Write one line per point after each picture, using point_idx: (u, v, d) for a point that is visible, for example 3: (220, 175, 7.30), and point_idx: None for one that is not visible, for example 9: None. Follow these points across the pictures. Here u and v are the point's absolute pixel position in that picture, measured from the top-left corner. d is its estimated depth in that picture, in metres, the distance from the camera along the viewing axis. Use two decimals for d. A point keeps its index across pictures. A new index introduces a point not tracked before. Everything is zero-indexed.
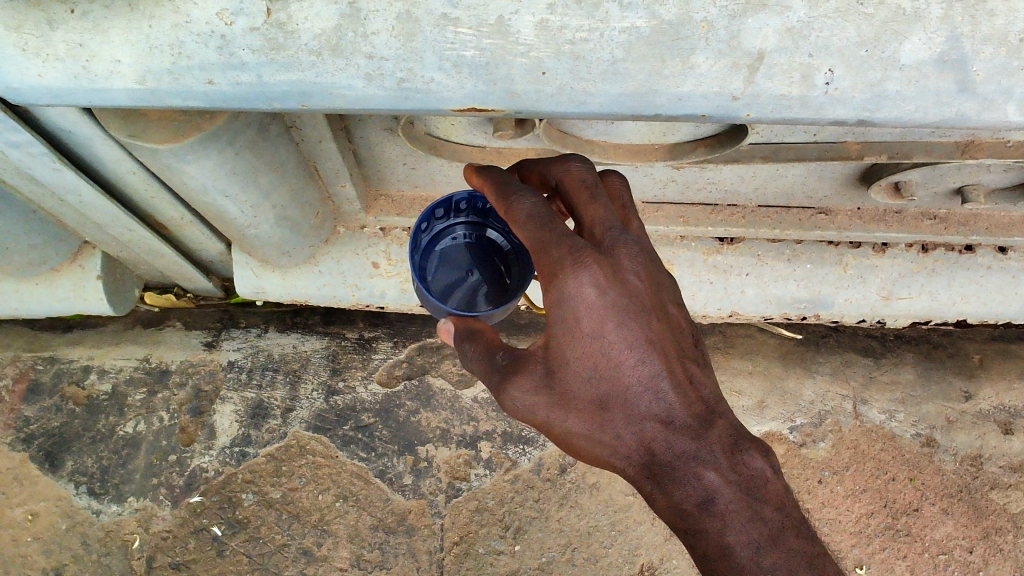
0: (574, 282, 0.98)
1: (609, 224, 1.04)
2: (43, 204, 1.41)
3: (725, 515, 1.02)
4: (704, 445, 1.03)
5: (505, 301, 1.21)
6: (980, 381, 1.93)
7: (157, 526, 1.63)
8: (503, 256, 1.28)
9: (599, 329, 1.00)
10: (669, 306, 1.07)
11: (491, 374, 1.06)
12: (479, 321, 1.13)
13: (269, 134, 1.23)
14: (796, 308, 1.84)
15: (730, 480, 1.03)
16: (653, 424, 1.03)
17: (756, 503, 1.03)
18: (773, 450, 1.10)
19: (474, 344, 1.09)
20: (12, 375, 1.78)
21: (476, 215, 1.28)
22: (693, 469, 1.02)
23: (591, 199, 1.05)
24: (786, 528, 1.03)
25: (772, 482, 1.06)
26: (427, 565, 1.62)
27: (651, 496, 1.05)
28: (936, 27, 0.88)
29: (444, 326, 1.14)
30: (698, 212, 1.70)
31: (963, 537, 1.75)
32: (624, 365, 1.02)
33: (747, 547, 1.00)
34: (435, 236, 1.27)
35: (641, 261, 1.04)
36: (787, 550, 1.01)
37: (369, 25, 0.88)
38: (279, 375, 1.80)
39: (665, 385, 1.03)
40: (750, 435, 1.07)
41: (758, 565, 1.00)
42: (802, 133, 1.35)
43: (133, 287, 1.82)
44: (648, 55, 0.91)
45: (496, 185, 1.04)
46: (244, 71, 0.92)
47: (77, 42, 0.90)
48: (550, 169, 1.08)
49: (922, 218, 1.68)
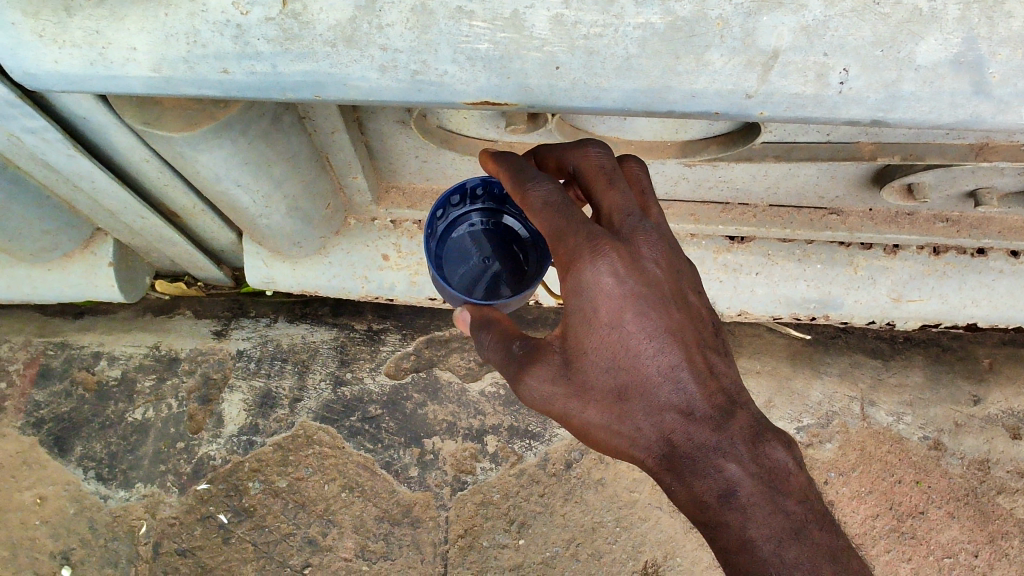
0: (591, 270, 0.98)
1: (628, 211, 1.03)
2: (58, 190, 1.42)
3: (747, 508, 1.03)
4: (725, 437, 1.04)
5: (523, 289, 1.21)
6: (988, 386, 1.92)
7: (164, 512, 1.64)
8: (522, 243, 1.28)
9: (618, 319, 1.00)
10: (688, 294, 1.07)
11: (508, 364, 1.07)
12: (495, 310, 1.13)
13: (282, 124, 1.23)
14: (806, 308, 1.83)
15: (752, 473, 1.04)
16: (674, 415, 1.03)
17: (779, 496, 1.04)
18: (795, 441, 1.11)
19: (490, 332, 1.09)
20: (23, 359, 1.80)
21: (493, 201, 1.28)
22: (714, 461, 1.03)
23: (608, 185, 1.04)
24: (808, 521, 1.05)
25: (795, 473, 1.07)
26: (430, 558, 1.63)
27: (671, 488, 1.06)
28: (952, 28, 0.88)
29: (461, 314, 1.16)
30: (709, 209, 1.70)
31: (969, 541, 1.74)
32: (644, 355, 1.02)
33: (770, 541, 1.02)
34: (452, 223, 1.28)
35: (659, 249, 1.03)
36: (811, 543, 1.02)
37: (384, 17, 0.89)
38: (288, 365, 1.81)
39: (685, 376, 1.03)
40: (771, 426, 1.08)
41: (780, 559, 1.01)
42: (815, 133, 1.35)
43: (144, 274, 1.83)
44: (662, 51, 0.91)
45: (511, 172, 1.04)
46: (258, 60, 0.92)
47: (93, 28, 0.90)
48: (566, 154, 1.07)
49: (934, 220, 1.67)
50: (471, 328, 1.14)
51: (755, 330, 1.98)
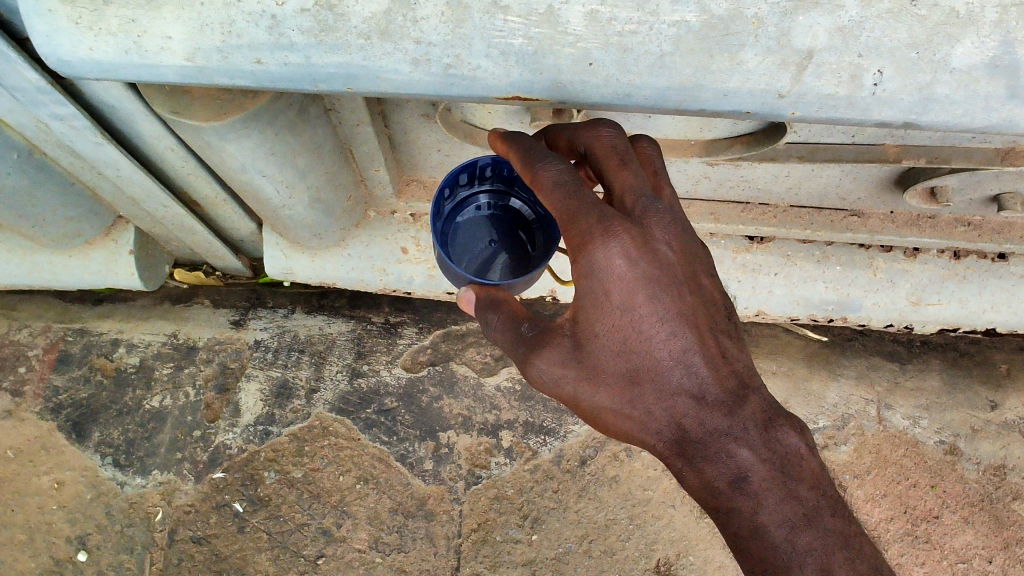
0: (603, 252, 0.98)
1: (640, 191, 1.02)
2: (83, 176, 1.42)
3: (759, 494, 1.03)
4: (737, 421, 1.04)
5: (530, 272, 1.22)
6: (1006, 392, 1.91)
7: (180, 500, 1.65)
8: (529, 228, 1.28)
9: (630, 302, 1.00)
10: (701, 278, 1.06)
11: (517, 345, 1.07)
12: (501, 291, 1.13)
13: (309, 116, 1.23)
14: (824, 310, 1.83)
15: (764, 458, 1.04)
16: (685, 400, 1.03)
17: (791, 482, 1.04)
18: (806, 426, 1.11)
19: (498, 314, 1.09)
20: (43, 345, 1.81)
21: (502, 183, 1.27)
22: (726, 446, 1.03)
23: (621, 165, 1.03)
24: (821, 507, 1.04)
25: (807, 459, 1.07)
26: (444, 551, 1.64)
27: (682, 474, 1.06)
28: (989, 31, 0.87)
29: (466, 295, 1.13)
30: (730, 209, 1.70)
31: (983, 547, 1.74)
32: (655, 339, 1.02)
33: (782, 526, 1.02)
34: (459, 204, 1.28)
35: (672, 232, 1.03)
36: (824, 530, 1.02)
37: (419, 10, 0.88)
38: (305, 356, 1.82)
39: (697, 360, 1.03)
40: (783, 411, 1.08)
41: (792, 545, 1.01)
42: (841, 134, 1.34)
43: (163, 263, 1.84)
44: (697, 50, 0.90)
45: (522, 153, 1.02)
46: (292, 51, 0.92)
47: (129, 17, 0.90)
48: (579, 135, 1.06)
49: (956, 224, 1.66)
50: (476, 307, 1.12)
51: (771, 331, 1.98)
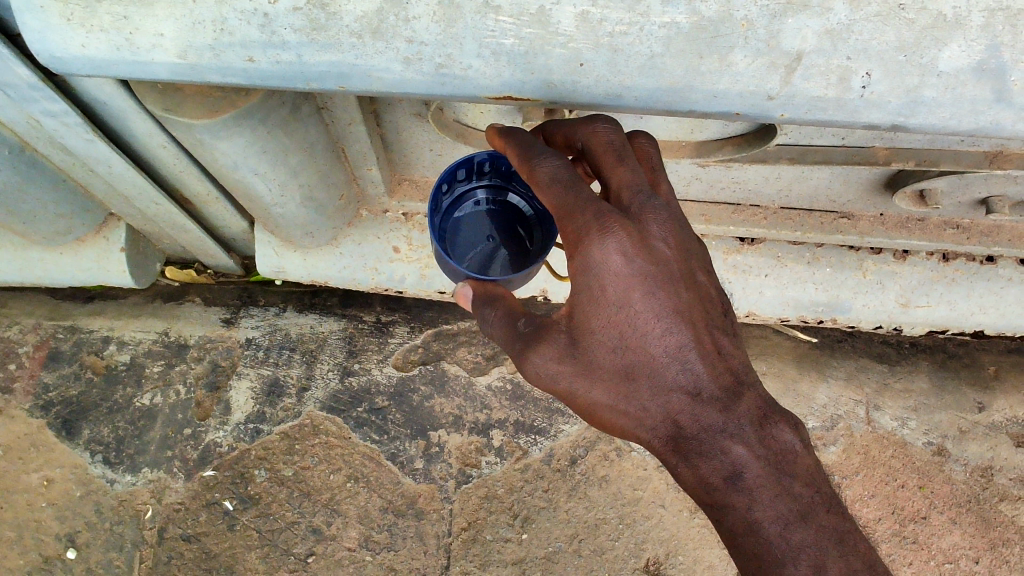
0: (600, 248, 0.98)
1: (637, 188, 1.02)
2: (74, 174, 1.42)
3: (753, 490, 1.04)
4: (732, 418, 1.04)
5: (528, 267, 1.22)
6: (994, 394, 1.92)
7: (169, 498, 1.65)
8: (527, 223, 1.28)
9: (626, 298, 1.01)
10: (698, 274, 1.06)
11: (513, 340, 1.08)
12: (499, 287, 1.15)
13: (301, 114, 1.23)
14: (814, 311, 1.84)
15: (759, 455, 1.04)
16: (681, 396, 1.04)
17: (786, 478, 1.05)
18: (802, 423, 1.11)
19: (495, 309, 1.11)
20: (33, 342, 1.80)
21: (500, 178, 1.28)
22: (721, 443, 1.04)
23: (618, 161, 1.03)
24: (815, 503, 1.05)
25: (801, 456, 1.07)
26: (433, 550, 1.64)
27: (677, 470, 1.07)
28: (976, 35, 0.87)
29: (465, 292, 1.17)
30: (721, 210, 1.71)
31: (970, 548, 1.75)
32: (651, 336, 1.02)
33: (776, 523, 1.03)
34: (457, 199, 1.28)
35: (669, 228, 1.03)
36: (818, 526, 1.03)
37: (411, 10, 0.88)
38: (296, 355, 1.81)
39: (693, 356, 1.04)
40: (779, 408, 1.08)
41: (785, 541, 1.02)
42: (830, 137, 1.35)
43: (155, 261, 1.83)
44: (687, 51, 0.91)
45: (519, 148, 1.03)
46: (283, 49, 0.92)
47: (121, 14, 0.90)
48: (575, 131, 1.06)
49: (945, 227, 1.66)
50: (474, 304, 1.16)
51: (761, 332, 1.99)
